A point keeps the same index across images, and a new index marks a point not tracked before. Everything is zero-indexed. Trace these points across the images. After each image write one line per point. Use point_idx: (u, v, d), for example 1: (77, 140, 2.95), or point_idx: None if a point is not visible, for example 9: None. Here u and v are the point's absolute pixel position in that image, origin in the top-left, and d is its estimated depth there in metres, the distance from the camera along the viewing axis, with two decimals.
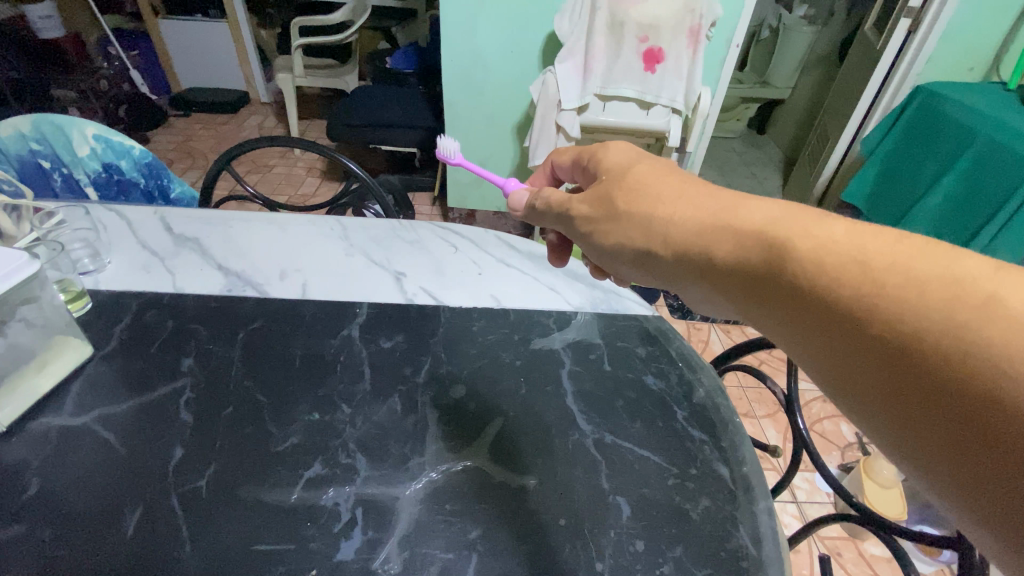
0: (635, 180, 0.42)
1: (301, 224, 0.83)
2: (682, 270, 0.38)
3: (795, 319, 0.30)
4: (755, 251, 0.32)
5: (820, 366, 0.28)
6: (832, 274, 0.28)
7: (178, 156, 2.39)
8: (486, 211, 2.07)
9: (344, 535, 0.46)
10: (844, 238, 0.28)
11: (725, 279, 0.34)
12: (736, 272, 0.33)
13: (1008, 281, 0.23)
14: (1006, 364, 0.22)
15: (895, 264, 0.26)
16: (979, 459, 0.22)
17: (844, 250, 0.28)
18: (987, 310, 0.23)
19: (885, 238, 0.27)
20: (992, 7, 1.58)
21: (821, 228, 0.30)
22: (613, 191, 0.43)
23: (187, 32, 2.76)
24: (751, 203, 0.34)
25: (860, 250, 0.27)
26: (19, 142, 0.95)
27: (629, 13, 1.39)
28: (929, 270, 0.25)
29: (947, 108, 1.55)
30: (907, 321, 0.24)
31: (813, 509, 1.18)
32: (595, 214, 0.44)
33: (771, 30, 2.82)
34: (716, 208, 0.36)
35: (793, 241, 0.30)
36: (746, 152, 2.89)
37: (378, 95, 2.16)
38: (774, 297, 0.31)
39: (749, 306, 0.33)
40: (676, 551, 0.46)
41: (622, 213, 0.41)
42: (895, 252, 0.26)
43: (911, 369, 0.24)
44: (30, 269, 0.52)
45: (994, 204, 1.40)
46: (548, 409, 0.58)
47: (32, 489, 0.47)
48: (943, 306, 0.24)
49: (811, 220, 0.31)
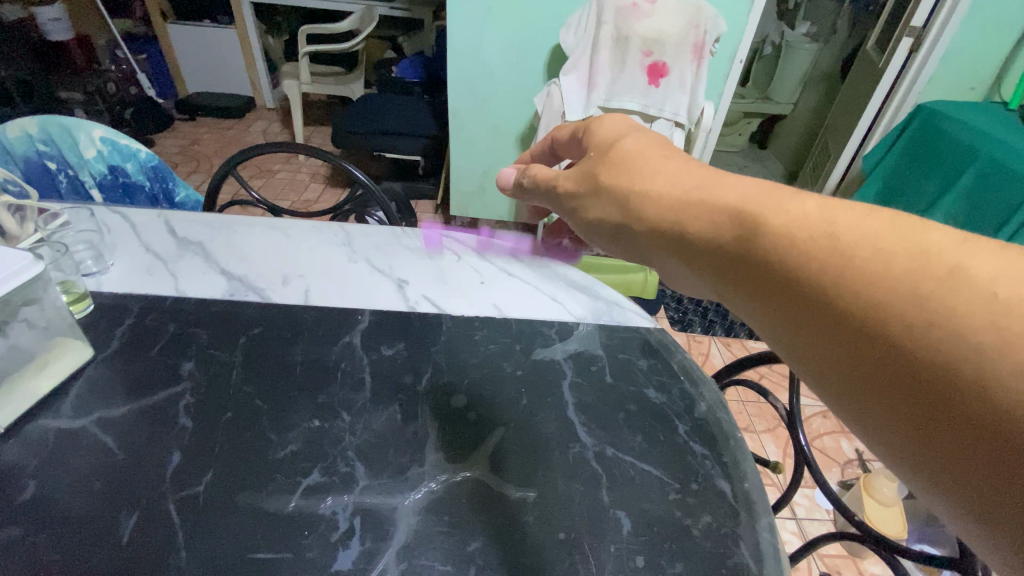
0: (619, 158, 0.41)
1: (303, 227, 0.83)
2: (654, 247, 0.37)
3: (763, 295, 0.29)
4: (729, 226, 0.31)
5: (787, 341, 0.28)
6: (803, 248, 0.27)
7: (183, 160, 2.41)
8: (489, 220, 2.08)
9: (342, 545, 0.45)
10: (815, 213, 0.28)
11: (697, 253, 0.33)
12: (706, 247, 0.33)
13: (975, 251, 0.23)
14: (967, 330, 0.22)
15: (863, 238, 0.25)
16: (944, 426, 0.22)
17: (816, 224, 0.27)
18: (949, 279, 0.23)
19: (856, 213, 0.27)
20: (995, 29, 1.61)
21: (794, 204, 0.29)
22: (597, 169, 0.42)
23: (195, 37, 2.79)
24: (728, 182, 0.34)
25: (830, 224, 0.27)
26: (26, 142, 0.96)
27: (634, 28, 1.40)
28: (896, 242, 0.25)
29: (946, 126, 1.55)
30: (873, 294, 0.24)
31: (813, 526, 1.17)
32: (576, 192, 0.44)
33: (774, 47, 2.86)
34: (693, 185, 0.35)
35: (764, 214, 0.30)
36: (747, 167, 2.92)
37: (382, 103, 2.18)
38: (741, 270, 0.30)
39: (720, 282, 0.32)
40: (677, 567, 0.46)
41: (604, 188, 0.41)
42: (865, 225, 0.26)
43: (872, 341, 0.24)
44: (31, 271, 0.51)
45: (996, 222, 1.41)
46: (549, 421, 0.58)
47: (28, 491, 0.47)
48: (906, 277, 0.24)
49: (784, 196, 0.30)
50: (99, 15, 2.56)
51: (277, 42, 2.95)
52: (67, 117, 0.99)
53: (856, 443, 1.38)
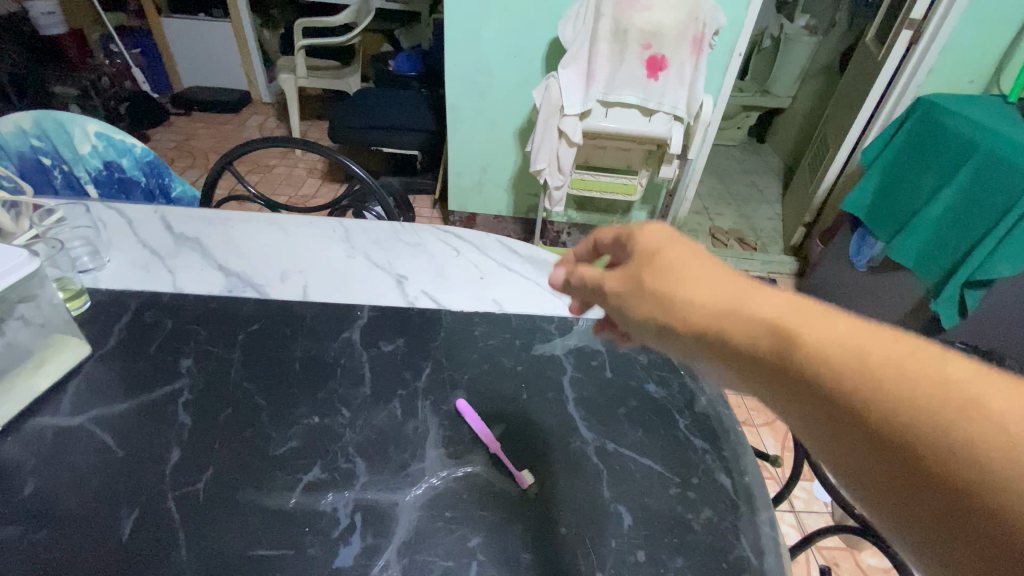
0: (658, 256, 0.34)
1: (303, 223, 0.83)
2: (684, 349, 0.33)
3: (794, 406, 0.28)
4: (763, 339, 0.28)
5: (819, 448, 0.27)
6: (831, 370, 0.25)
7: (178, 155, 2.39)
8: (487, 215, 2.07)
9: (342, 542, 0.45)
10: (847, 331, 0.26)
11: (730, 362, 0.30)
12: (738, 358, 0.29)
13: (992, 384, 0.22)
14: (1000, 472, 0.21)
15: (891, 365, 0.24)
16: (977, 552, 0.22)
17: (845, 346, 0.25)
18: (972, 414, 0.22)
19: (884, 335, 0.25)
20: (994, 20, 1.60)
21: (824, 320, 0.27)
22: (637, 266, 0.35)
23: (190, 31, 2.76)
24: (763, 291, 0.30)
25: (860, 347, 0.25)
26: (20, 137, 0.95)
27: (633, 20, 1.39)
28: (921, 371, 0.24)
29: (947, 120, 1.48)
30: (902, 423, 0.23)
31: (811, 519, 1.18)
32: (614, 292, 0.36)
33: (773, 39, 2.85)
34: (732, 289, 0.30)
35: (799, 330, 0.27)
36: (746, 161, 2.92)
37: (379, 97, 2.17)
38: (772, 383, 0.28)
39: (750, 386, 0.30)
40: (678, 561, 0.46)
41: (644, 292, 0.33)
42: (892, 350, 0.24)
43: (910, 467, 0.24)
44: (27, 269, 0.51)
45: (991, 220, 1.31)
46: (550, 416, 0.58)
47: (27, 490, 0.47)
48: (932, 410, 0.23)
49: (815, 311, 0.27)
50: (92, 8, 2.54)
51: (273, 35, 2.93)
52: (62, 112, 0.98)
53: None
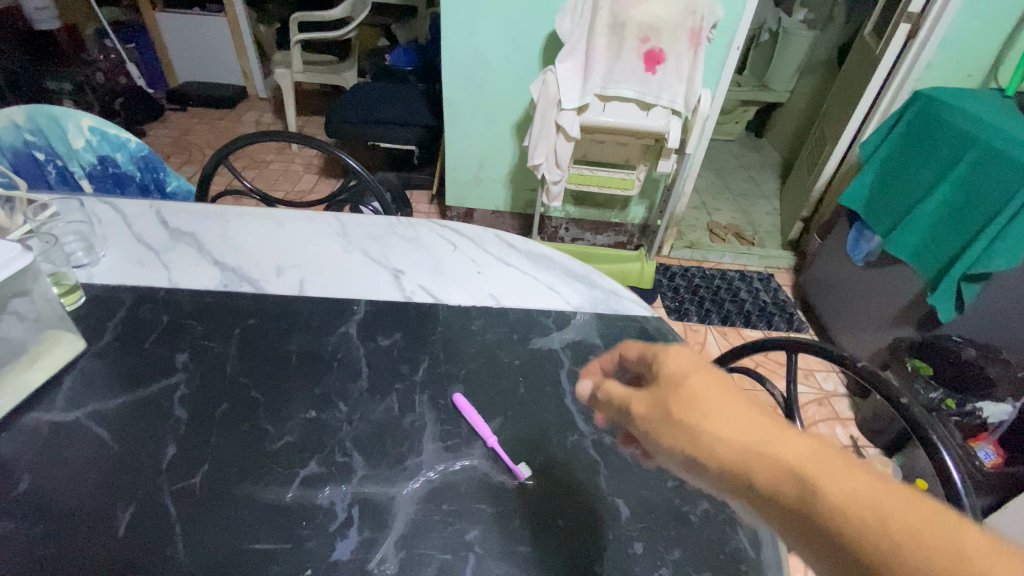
0: (684, 386, 0.32)
1: (299, 218, 0.82)
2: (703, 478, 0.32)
3: (816, 555, 0.27)
4: (785, 486, 0.27)
5: None
6: (850, 528, 0.25)
7: (174, 151, 2.38)
8: (485, 210, 2.07)
9: (339, 535, 0.45)
10: (868, 490, 0.25)
11: (750, 500, 0.29)
12: (760, 498, 0.28)
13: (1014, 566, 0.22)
14: None
15: (910, 530, 0.23)
16: None
17: (862, 504, 0.25)
18: None
19: (905, 496, 0.24)
20: (992, 14, 1.59)
21: (844, 472, 0.26)
22: (661, 395, 0.33)
23: (185, 26, 2.74)
24: (782, 430, 0.29)
25: (878, 507, 0.24)
26: (13, 133, 0.95)
27: (630, 14, 1.38)
28: (940, 541, 0.23)
29: (944, 113, 1.48)
30: None
31: None
32: (638, 414, 0.35)
33: (771, 34, 2.84)
34: (753, 427, 0.29)
35: (817, 481, 0.26)
36: (744, 156, 2.92)
37: (376, 92, 2.15)
38: (793, 529, 0.27)
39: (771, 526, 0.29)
40: (675, 553, 0.46)
41: (665, 419, 0.32)
42: (910, 513, 0.24)
43: None
44: (21, 263, 0.51)
45: (987, 213, 1.30)
46: (547, 409, 0.58)
47: (22, 486, 0.46)
48: None
49: (834, 459, 0.27)
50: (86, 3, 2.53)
51: (268, 30, 2.91)
52: (55, 106, 0.97)
53: (850, 429, 1.39)
